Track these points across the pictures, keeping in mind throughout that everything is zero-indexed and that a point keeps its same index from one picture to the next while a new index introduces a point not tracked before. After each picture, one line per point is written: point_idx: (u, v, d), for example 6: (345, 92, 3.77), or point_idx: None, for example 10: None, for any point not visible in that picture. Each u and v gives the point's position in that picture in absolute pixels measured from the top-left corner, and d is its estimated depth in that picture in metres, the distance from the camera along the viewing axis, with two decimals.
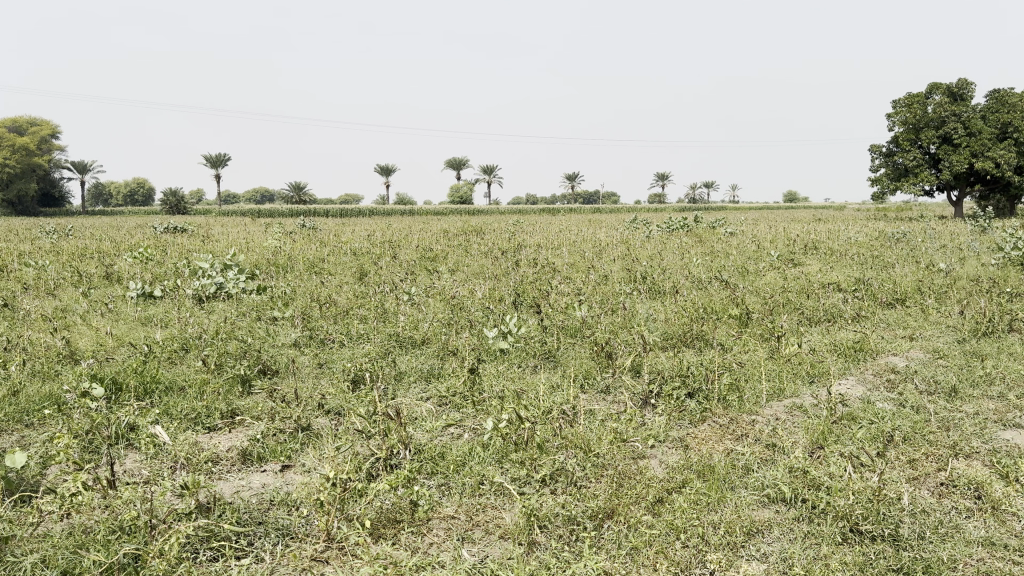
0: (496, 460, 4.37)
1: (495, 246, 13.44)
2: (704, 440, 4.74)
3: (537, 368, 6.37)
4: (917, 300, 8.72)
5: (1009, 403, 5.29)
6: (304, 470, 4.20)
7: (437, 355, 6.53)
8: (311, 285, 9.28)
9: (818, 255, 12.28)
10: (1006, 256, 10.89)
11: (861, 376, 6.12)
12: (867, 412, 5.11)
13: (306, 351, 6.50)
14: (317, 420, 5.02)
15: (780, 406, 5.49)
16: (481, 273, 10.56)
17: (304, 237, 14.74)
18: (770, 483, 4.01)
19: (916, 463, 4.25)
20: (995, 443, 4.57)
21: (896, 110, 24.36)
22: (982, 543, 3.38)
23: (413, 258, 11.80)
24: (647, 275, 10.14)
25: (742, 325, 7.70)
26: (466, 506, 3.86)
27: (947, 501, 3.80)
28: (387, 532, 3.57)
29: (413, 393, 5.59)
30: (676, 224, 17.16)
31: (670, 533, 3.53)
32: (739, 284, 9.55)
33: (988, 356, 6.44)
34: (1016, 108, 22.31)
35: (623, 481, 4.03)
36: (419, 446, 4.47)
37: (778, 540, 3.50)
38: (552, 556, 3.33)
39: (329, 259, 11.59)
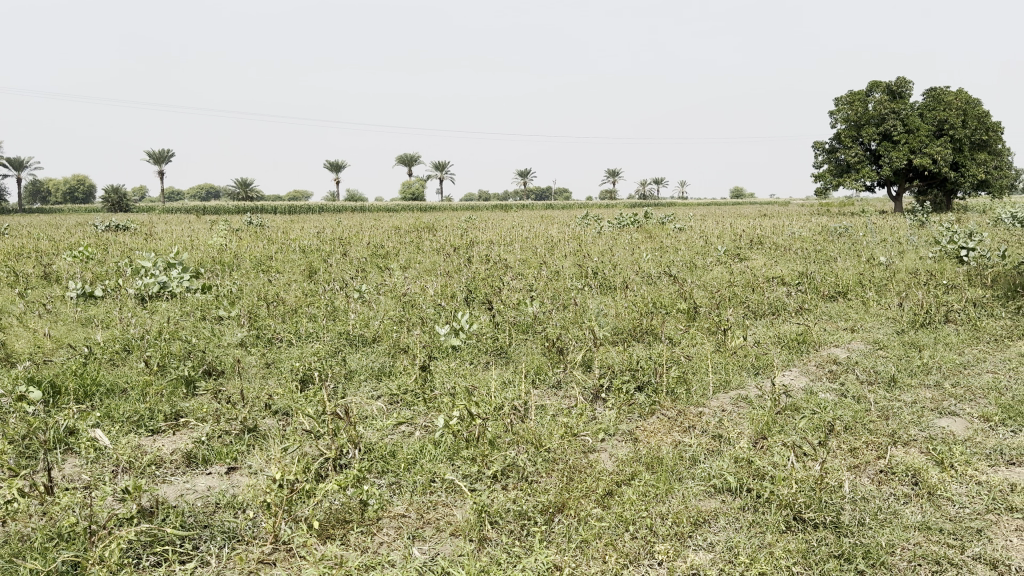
0: (447, 457, 4.35)
1: (447, 243, 13.39)
2: (653, 433, 4.79)
3: (488, 364, 6.37)
4: (858, 292, 8.94)
5: (944, 391, 5.48)
6: (251, 471, 4.13)
7: (389, 353, 6.47)
8: (258, 284, 9.12)
9: (763, 250, 12.51)
10: (943, 249, 11.25)
11: (804, 367, 6.25)
12: (810, 402, 5.23)
13: (253, 351, 6.38)
14: (265, 420, 4.94)
15: (726, 397, 5.57)
16: (432, 271, 10.48)
17: (253, 236, 14.03)
18: (716, 473, 4.08)
19: (857, 452, 4.35)
20: (931, 431, 4.71)
21: (838, 109, 24.98)
22: (918, 527, 3.47)
23: (364, 255, 11.71)
24: (598, 270, 10.18)
25: (690, 318, 7.82)
26: (416, 504, 3.83)
27: (886, 488, 3.91)
28: (336, 532, 3.52)
29: (363, 392, 5.53)
30: (626, 220, 17.33)
31: (619, 525, 3.56)
32: (687, 279, 9.69)
33: (925, 347, 6.65)
34: (951, 107, 23.03)
35: (573, 475, 4.06)
36: (369, 444, 4.43)
37: (723, 530, 3.55)
38: (503, 552, 3.33)
39: (277, 256, 11.43)
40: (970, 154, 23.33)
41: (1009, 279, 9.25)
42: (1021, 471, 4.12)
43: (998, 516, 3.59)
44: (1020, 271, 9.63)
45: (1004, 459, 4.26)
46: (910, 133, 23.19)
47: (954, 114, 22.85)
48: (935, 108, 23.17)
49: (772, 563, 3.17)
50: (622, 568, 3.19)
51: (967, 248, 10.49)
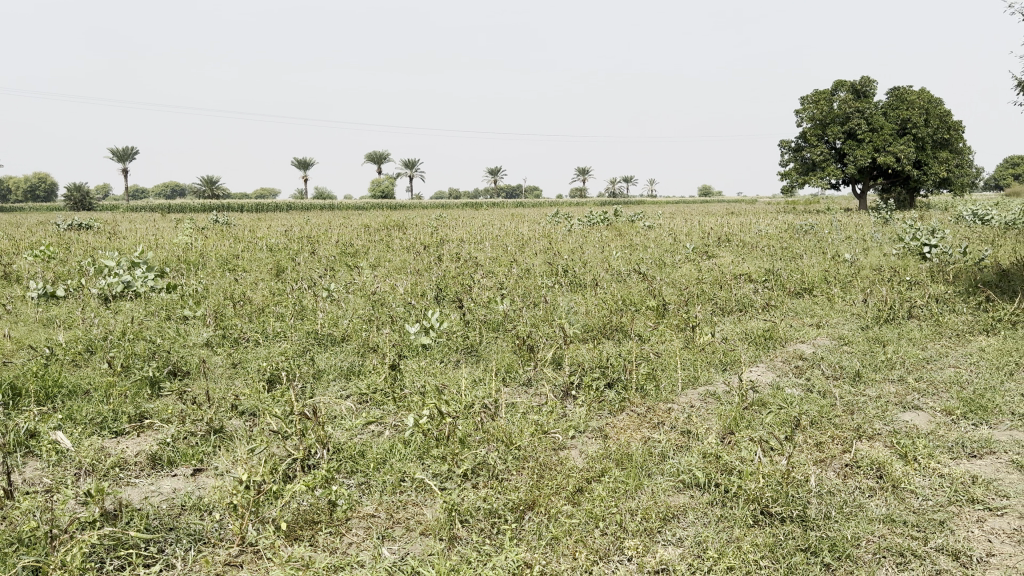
0: (417, 456, 4.31)
1: (416, 241, 13.32)
2: (623, 429, 4.80)
3: (459, 362, 6.34)
4: (824, 289, 9.05)
5: (908, 386, 5.56)
6: (217, 473, 4.06)
7: (358, 352, 6.41)
8: (225, 283, 8.99)
9: (731, 247, 12.61)
10: (906, 246, 11.43)
11: (770, 363, 6.31)
12: (777, 397, 5.28)
13: (219, 351, 6.29)
14: (231, 421, 4.86)
15: (695, 394, 5.60)
16: (402, 270, 10.40)
17: (219, 236, 13.57)
18: (685, 469, 4.10)
19: (823, 446, 4.39)
20: (895, 425, 4.78)
21: (803, 107, 25.28)
22: (883, 520, 3.52)
23: (333, 254, 11.58)
24: (568, 268, 10.19)
25: (659, 315, 7.86)
26: (386, 504, 3.79)
27: (852, 481, 3.96)
28: (304, 533, 3.47)
29: (332, 391, 5.48)
30: (596, 217, 17.39)
31: (590, 521, 3.56)
32: (656, 276, 9.73)
33: (889, 342, 6.75)
34: (913, 106, 23.40)
35: (544, 473, 4.05)
36: (338, 444, 4.38)
37: (692, 525, 3.56)
38: (474, 550, 3.31)
39: (244, 255, 11.29)
40: (932, 153, 23.75)
41: (969, 275, 9.42)
42: (982, 462, 4.20)
43: (960, 507, 3.65)
44: (979, 267, 9.82)
45: (965, 452, 4.33)
46: (874, 132, 23.53)
47: (916, 112, 23.22)
48: (899, 108, 23.53)
49: (740, 557, 3.19)
50: (593, 565, 3.19)
51: (930, 245, 10.69)
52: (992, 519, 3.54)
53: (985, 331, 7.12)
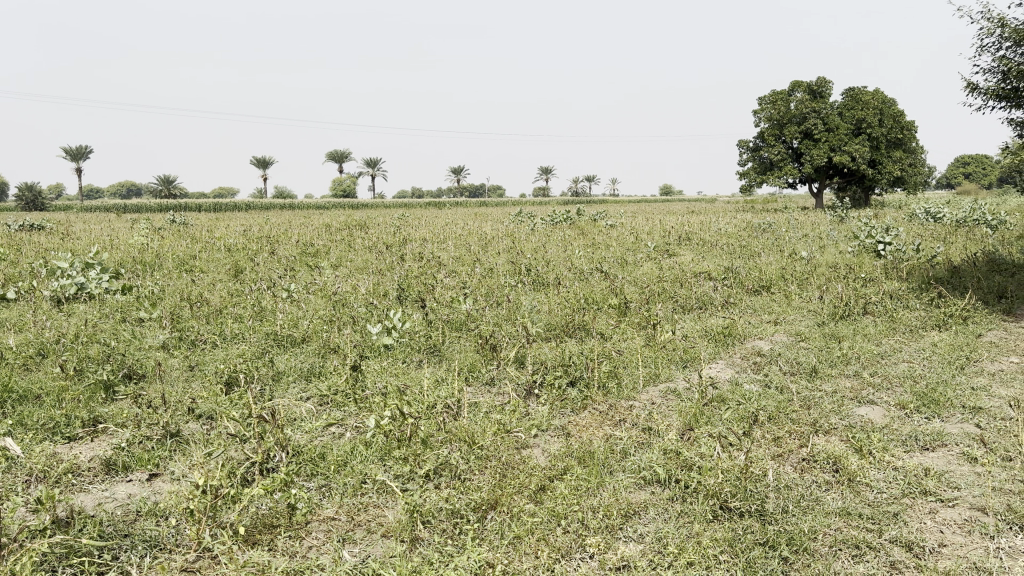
0: (379, 458, 4.28)
1: (378, 240, 13.21)
2: (585, 427, 4.81)
3: (421, 363, 6.31)
4: (781, 286, 9.18)
5: (863, 380, 5.67)
6: (173, 478, 3.98)
7: (318, 353, 6.35)
8: (182, 284, 8.84)
9: (691, 246, 12.73)
10: (861, 244, 11.64)
11: (729, 360, 6.38)
12: (735, 393, 5.33)
13: (176, 354, 6.17)
14: (188, 425, 4.77)
15: (656, 391, 5.64)
16: (363, 270, 10.31)
17: (175, 236, 13.41)
18: (646, 466, 4.13)
19: (780, 441, 4.45)
20: (851, 419, 4.86)
21: (762, 107, 25.61)
22: (839, 513, 3.57)
23: (292, 254, 11.43)
24: (531, 267, 10.19)
25: (621, 313, 7.90)
26: (346, 506, 3.75)
27: (809, 475, 4.01)
28: (262, 538, 3.42)
29: (292, 393, 5.42)
30: (558, 217, 17.43)
31: (552, 519, 3.56)
32: (618, 275, 9.78)
33: (845, 338, 6.86)
34: (868, 106, 23.83)
35: (506, 472, 4.04)
36: (297, 447, 4.32)
37: (653, 521, 3.58)
38: (435, 551, 3.29)
39: (201, 256, 11.09)
40: (887, 152, 24.24)
41: (922, 272, 9.63)
42: (934, 455, 4.29)
43: (913, 499, 3.72)
44: (932, 265, 10.06)
45: (919, 445, 4.43)
46: (830, 132, 23.92)
47: (871, 113, 23.66)
48: (854, 108, 23.93)
49: (700, 553, 3.22)
50: (555, 563, 3.19)
51: (884, 242, 10.90)
52: (944, 510, 3.62)
53: (937, 327, 7.29)
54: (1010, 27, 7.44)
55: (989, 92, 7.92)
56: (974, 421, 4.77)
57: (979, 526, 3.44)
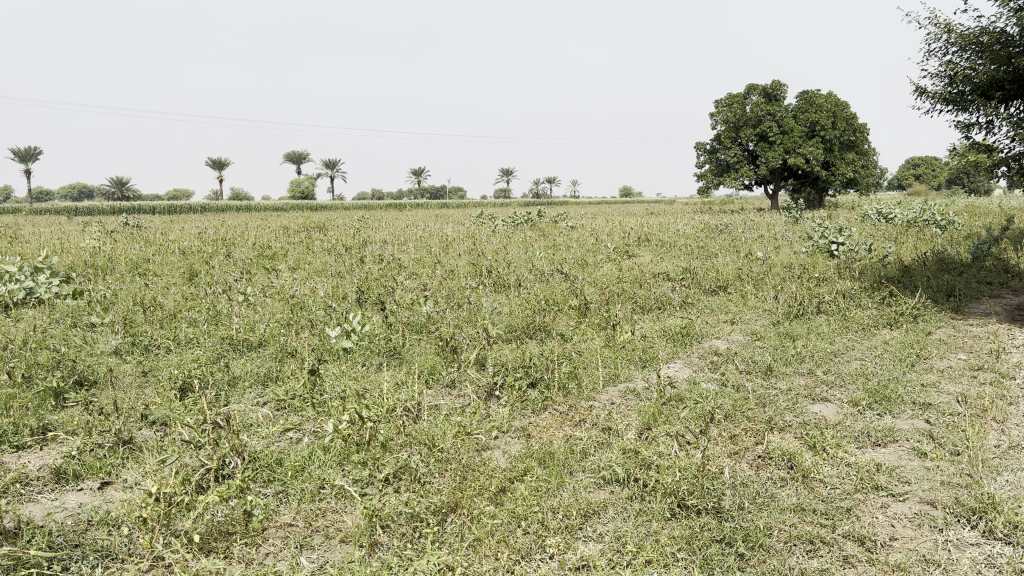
0: (338, 463, 4.24)
1: (338, 242, 13.10)
2: (546, 428, 4.83)
3: (381, 366, 6.27)
4: (737, 287, 9.31)
5: (818, 378, 5.78)
6: (126, 486, 3.90)
7: (275, 358, 6.27)
8: (135, 288, 8.67)
9: (651, 247, 12.84)
10: (815, 244, 11.87)
11: (687, 359, 6.45)
12: (693, 392, 5.39)
13: (129, 359, 6.05)
14: (141, 432, 4.67)
15: (615, 391, 5.68)
16: (322, 272, 10.23)
17: (127, 237, 13.60)
18: (605, 466, 4.16)
19: (736, 439, 4.51)
20: (805, 416, 4.95)
21: (719, 110, 26.00)
22: (793, 509, 3.63)
23: (249, 256, 11.28)
24: (492, 269, 10.19)
25: (581, 314, 7.94)
26: (304, 512, 3.71)
27: (764, 472, 4.08)
28: (218, 545, 3.37)
29: (248, 398, 5.34)
30: (519, 218, 17.47)
31: (511, 521, 3.57)
32: (578, 276, 9.84)
33: (799, 337, 6.99)
34: (822, 109, 24.33)
35: (466, 475, 4.03)
36: (254, 453, 4.26)
37: (613, 520, 3.60)
38: (394, 556, 3.27)
39: (154, 259, 10.90)
40: (840, 154, 24.73)
41: (874, 271, 9.86)
42: (886, 451, 4.39)
43: (865, 494, 3.81)
44: (883, 265, 10.29)
45: (871, 441, 4.52)
46: (785, 134, 24.36)
47: (824, 116, 24.17)
48: (808, 110, 24.42)
49: (658, 551, 3.25)
50: (514, 565, 3.19)
51: (837, 242, 11.13)
52: (895, 505, 3.70)
53: (888, 325, 7.45)
54: (956, 33, 7.66)
55: (937, 96, 8.12)
56: (924, 417, 4.89)
57: (929, 519, 3.53)
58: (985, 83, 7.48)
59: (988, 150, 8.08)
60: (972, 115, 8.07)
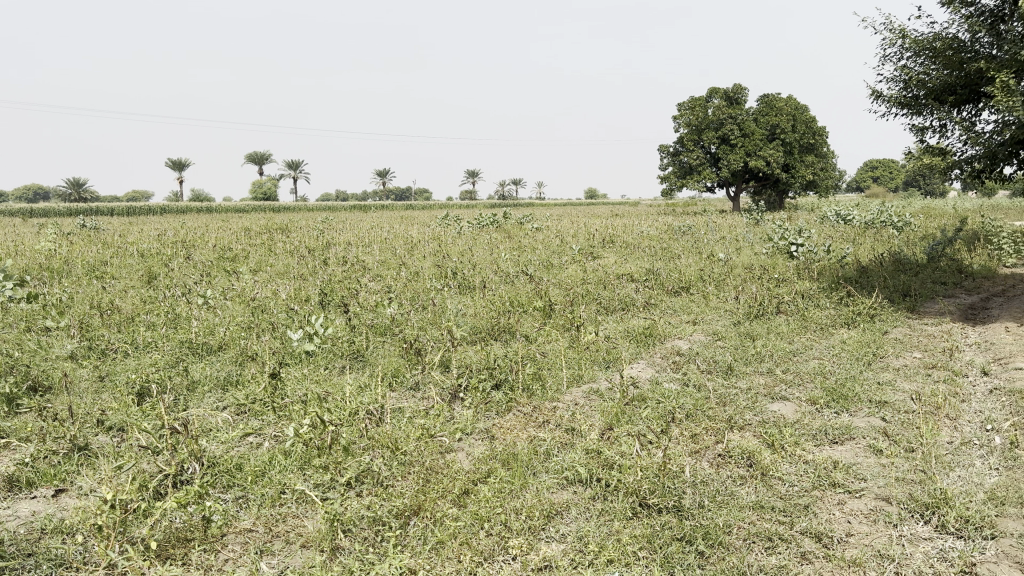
0: (299, 467, 4.20)
1: (301, 244, 12.99)
2: (509, 429, 4.85)
3: (344, 369, 6.24)
4: (699, 288, 9.42)
5: (776, 377, 5.87)
6: (81, 493, 3.83)
7: (235, 362, 6.21)
8: (92, 291, 8.50)
9: (614, 249, 12.93)
10: (775, 245, 12.05)
11: (650, 359, 6.51)
12: (656, 392, 5.44)
13: (85, 364, 5.94)
14: (97, 438, 4.59)
15: (579, 392, 5.71)
16: (284, 274, 10.13)
17: (84, 239, 13.31)
18: (569, 466, 4.18)
19: (697, 438, 4.56)
20: (765, 415, 5.03)
21: (681, 113, 26.22)
22: (753, 507, 3.69)
23: (210, 259, 11.12)
24: (457, 271, 10.18)
25: (545, 315, 7.97)
26: (264, 517, 3.68)
27: (724, 470, 4.13)
28: (175, 552, 3.32)
29: (208, 403, 5.28)
30: (485, 220, 17.43)
31: (474, 523, 3.57)
32: (543, 278, 9.87)
33: (759, 337, 7.09)
34: (781, 113, 24.73)
35: (429, 477, 4.02)
36: (212, 459, 4.20)
37: (575, 521, 3.63)
38: (356, 560, 3.25)
39: (112, 261, 10.70)
40: (800, 157, 25.14)
41: (832, 272, 10.04)
42: (842, 448, 4.48)
43: (823, 491, 3.88)
44: (841, 266, 10.47)
45: (828, 438, 4.61)
46: (746, 137, 24.69)
47: (784, 119, 24.57)
48: (768, 113, 24.86)
49: (620, 551, 3.28)
50: (476, 567, 3.20)
51: (797, 244, 11.32)
52: (851, 501, 3.78)
53: (845, 325, 7.60)
54: (911, 38, 7.80)
55: (893, 100, 8.25)
56: (879, 415, 5.00)
57: (883, 515, 3.61)
58: (939, 88, 7.66)
59: (942, 153, 8.28)
60: (926, 119, 8.22)
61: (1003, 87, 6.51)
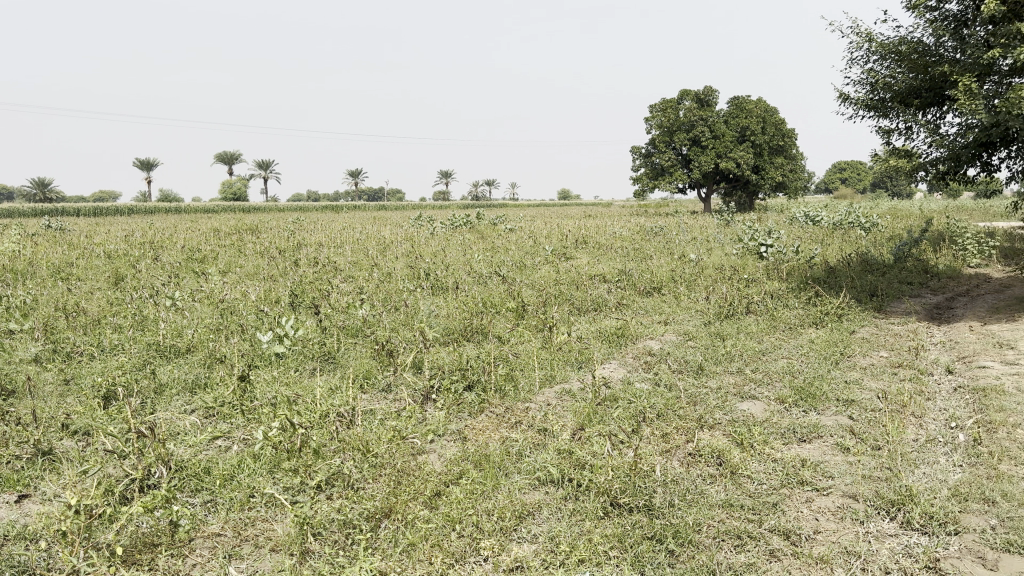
0: (268, 470, 4.16)
1: (271, 245, 12.87)
2: (481, 431, 4.84)
3: (315, 371, 6.20)
4: (671, 288, 9.48)
5: (746, 377, 5.93)
6: (45, 498, 3.77)
7: (204, 364, 6.13)
8: (57, 293, 8.37)
9: (587, 249, 12.98)
10: (745, 246, 12.17)
11: (622, 359, 6.54)
12: (627, 392, 5.47)
13: (50, 367, 5.84)
14: (61, 442, 4.52)
15: (551, 392, 5.73)
16: (254, 276, 10.03)
17: (49, 239, 13.07)
18: (540, 467, 4.19)
19: (668, 437, 4.59)
20: (734, 414, 5.08)
21: (653, 115, 26.36)
22: (722, 505, 3.72)
23: (178, 260, 10.99)
24: (430, 272, 10.15)
25: (518, 316, 7.98)
26: (233, 522, 3.64)
27: (695, 469, 4.17)
28: (142, 558, 3.28)
29: (175, 406, 5.21)
30: (458, 221, 17.37)
31: (446, 525, 3.56)
32: (516, 279, 9.87)
33: (728, 336, 7.16)
34: (751, 115, 24.97)
35: (400, 479, 3.99)
36: (180, 462, 4.15)
37: (546, 521, 3.63)
38: (326, 563, 3.23)
39: (78, 262, 10.53)
40: (770, 158, 25.43)
41: (801, 272, 10.16)
42: (810, 446, 4.53)
43: (791, 489, 3.92)
44: (810, 266, 10.60)
45: (796, 437, 4.67)
46: (717, 139, 24.90)
47: (755, 121, 24.82)
48: (738, 115, 25.11)
49: (591, 550, 3.29)
50: (448, 568, 3.19)
51: (767, 244, 11.44)
52: (818, 499, 3.83)
53: (814, 324, 7.70)
54: (877, 42, 7.92)
55: (860, 102, 8.37)
56: (847, 413, 5.07)
57: (850, 512, 3.65)
58: (905, 91, 7.78)
59: (907, 155, 8.41)
60: (892, 121, 8.34)
61: (966, 91, 6.64)
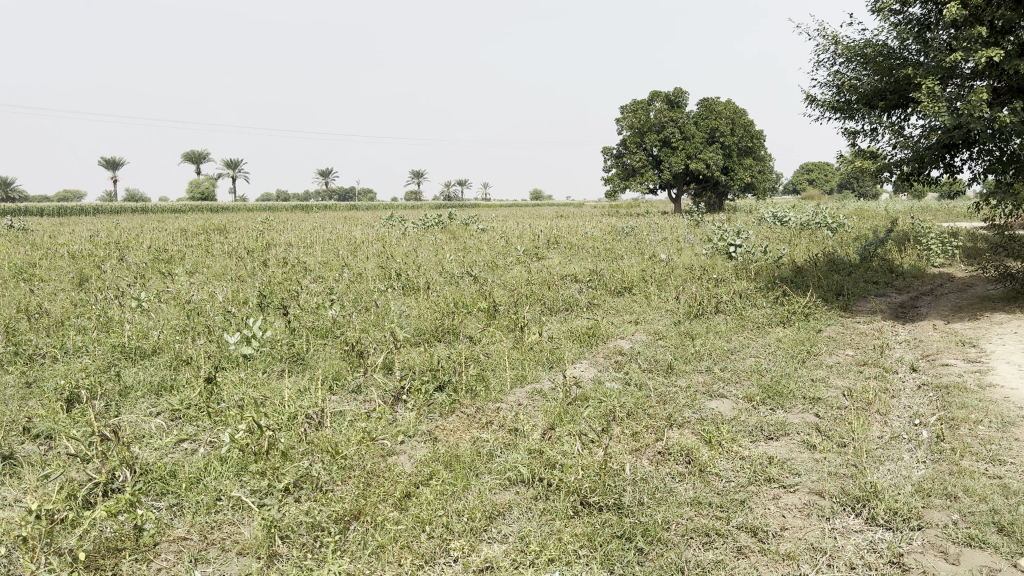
0: (235, 473, 4.12)
1: (240, 245, 12.73)
2: (452, 431, 4.83)
3: (284, 372, 6.15)
4: (641, 288, 9.54)
5: (715, 376, 5.98)
6: (5, 504, 3.69)
7: (170, 366, 6.05)
8: (18, 294, 8.21)
9: (559, 249, 13.01)
10: (715, 246, 12.28)
11: (593, 359, 6.56)
12: (598, 391, 5.50)
13: (10, 370, 5.72)
14: (22, 446, 4.43)
15: (522, 392, 5.73)
16: (222, 277, 9.92)
17: (12, 240, 12.82)
18: (511, 467, 4.20)
19: (638, 436, 4.62)
20: (703, 413, 5.12)
21: (624, 116, 26.49)
22: (690, 503, 3.75)
23: (145, 260, 10.83)
24: (401, 272, 10.11)
25: (490, 316, 7.98)
26: (199, 525, 3.60)
27: (664, 467, 4.20)
28: (106, 563, 3.22)
29: (140, 409, 5.13)
30: (430, 221, 17.33)
31: (416, 526, 3.55)
32: (487, 279, 9.87)
33: (697, 335, 7.22)
34: (721, 116, 25.20)
35: (370, 481, 3.98)
36: (145, 465, 4.09)
37: (517, 521, 3.64)
38: (294, 566, 3.21)
39: (42, 263, 10.34)
40: (739, 160, 25.69)
41: (769, 272, 10.27)
42: (778, 444, 4.58)
43: (759, 486, 3.96)
44: (778, 266, 10.73)
45: (764, 435, 4.72)
46: (687, 140, 25.09)
47: (724, 122, 25.06)
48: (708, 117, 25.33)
49: (560, 549, 3.30)
50: (417, 569, 3.19)
51: (735, 244, 11.56)
52: (785, 496, 3.87)
53: (781, 323, 7.79)
54: (843, 44, 8.03)
55: (827, 104, 8.47)
56: (813, 411, 5.14)
57: (817, 509, 3.70)
58: (870, 93, 7.89)
59: (873, 157, 8.54)
60: (858, 123, 8.46)
61: (930, 93, 6.75)
